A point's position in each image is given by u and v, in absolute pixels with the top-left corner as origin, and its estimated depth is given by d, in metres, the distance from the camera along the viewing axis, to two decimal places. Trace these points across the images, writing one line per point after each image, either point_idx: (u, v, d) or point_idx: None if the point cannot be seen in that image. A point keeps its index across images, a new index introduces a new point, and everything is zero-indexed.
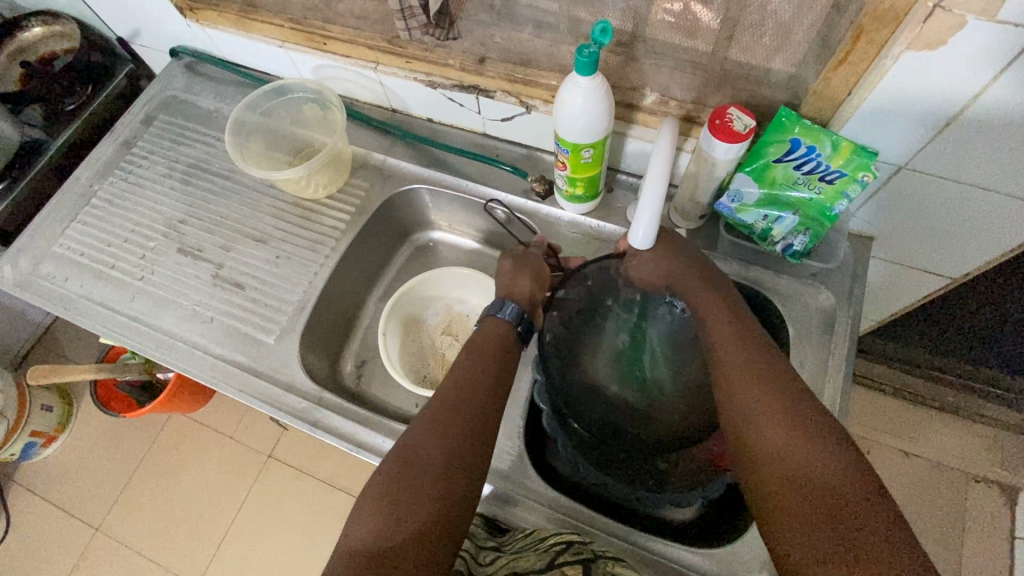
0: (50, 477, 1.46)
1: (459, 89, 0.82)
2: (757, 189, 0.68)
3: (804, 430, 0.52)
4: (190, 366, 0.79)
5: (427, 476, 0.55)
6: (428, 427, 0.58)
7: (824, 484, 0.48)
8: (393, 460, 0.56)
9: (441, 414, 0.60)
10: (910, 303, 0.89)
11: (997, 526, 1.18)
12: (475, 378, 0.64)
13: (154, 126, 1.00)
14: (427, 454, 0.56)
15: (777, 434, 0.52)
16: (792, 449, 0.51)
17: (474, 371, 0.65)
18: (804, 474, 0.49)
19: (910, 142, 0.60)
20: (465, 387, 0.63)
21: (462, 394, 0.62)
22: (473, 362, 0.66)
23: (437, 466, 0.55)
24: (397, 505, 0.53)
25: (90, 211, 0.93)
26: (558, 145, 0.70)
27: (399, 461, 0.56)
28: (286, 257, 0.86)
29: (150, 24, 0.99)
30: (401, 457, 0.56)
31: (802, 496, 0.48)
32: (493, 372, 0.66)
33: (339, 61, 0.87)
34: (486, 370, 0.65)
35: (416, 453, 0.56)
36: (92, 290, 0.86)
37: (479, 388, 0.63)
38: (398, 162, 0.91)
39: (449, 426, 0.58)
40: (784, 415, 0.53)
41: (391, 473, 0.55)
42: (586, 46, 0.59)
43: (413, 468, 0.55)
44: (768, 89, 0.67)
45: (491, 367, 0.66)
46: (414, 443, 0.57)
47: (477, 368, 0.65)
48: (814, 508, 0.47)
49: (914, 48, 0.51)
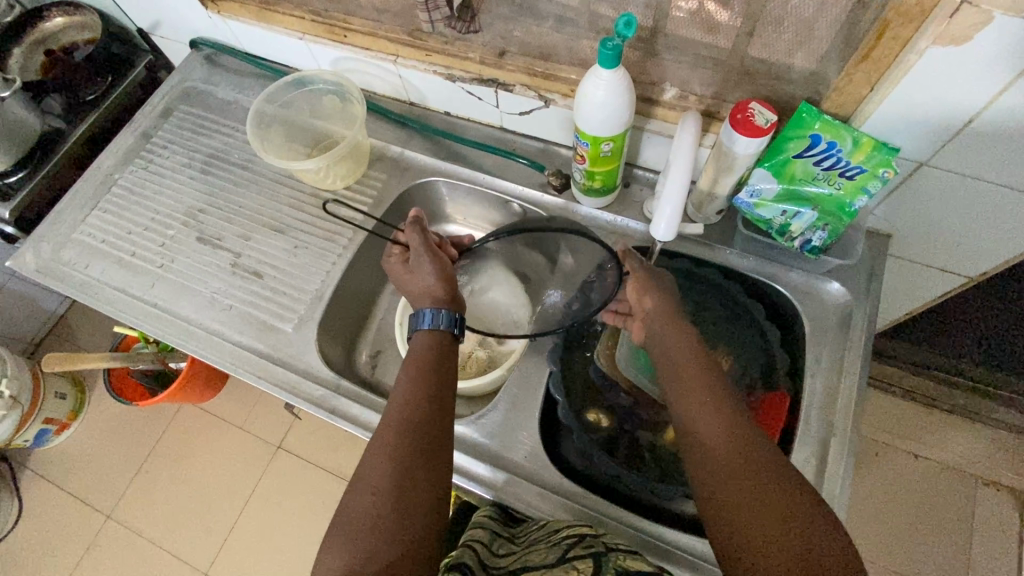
0: (63, 463, 1.48)
1: (478, 82, 0.83)
2: (776, 184, 0.68)
3: (760, 470, 0.53)
4: (210, 352, 0.80)
5: (389, 502, 0.54)
6: (387, 450, 0.57)
7: (781, 525, 0.49)
8: (355, 491, 0.56)
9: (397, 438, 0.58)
10: (925, 303, 0.89)
11: (1007, 530, 1.17)
12: (425, 389, 0.62)
13: (173, 117, 1.01)
14: (388, 480, 0.55)
15: (732, 475, 0.53)
16: (748, 489, 0.52)
17: (424, 381, 0.63)
18: (761, 513, 0.50)
19: (931, 139, 0.61)
20: (419, 400, 0.61)
21: (418, 410, 0.61)
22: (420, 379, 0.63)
23: (400, 490, 0.55)
24: (363, 536, 0.52)
25: (110, 200, 0.94)
26: (578, 138, 0.71)
27: (364, 492, 0.55)
28: (303, 247, 0.87)
29: (172, 16, 1.00)
30: (363, 495, 0.55)
31: (761, 534, 0.49)
32: (443, 380, 0.64)
33: (359, 54, 0.88)
34: (437, 379, 0.64)
35: (376, 481, 0.56)
36: (111, 276, 0.87)
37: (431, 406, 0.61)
38: (416, 155, 0.92)
39: (408, 447, 0.58)
40: (738, 454, 0.55)
41: (356, 504, 0.55)
42: (609, 39, 0.59)
43: (375, 503, 0.54)
44: (789, 85, 0.68)
45: (442, 376, 0.64)
46: (374, 471, 0.56)
47: (424, 377, 0.63)
48: (773, 548, 0.48)
49: (939, 44, 0.52)
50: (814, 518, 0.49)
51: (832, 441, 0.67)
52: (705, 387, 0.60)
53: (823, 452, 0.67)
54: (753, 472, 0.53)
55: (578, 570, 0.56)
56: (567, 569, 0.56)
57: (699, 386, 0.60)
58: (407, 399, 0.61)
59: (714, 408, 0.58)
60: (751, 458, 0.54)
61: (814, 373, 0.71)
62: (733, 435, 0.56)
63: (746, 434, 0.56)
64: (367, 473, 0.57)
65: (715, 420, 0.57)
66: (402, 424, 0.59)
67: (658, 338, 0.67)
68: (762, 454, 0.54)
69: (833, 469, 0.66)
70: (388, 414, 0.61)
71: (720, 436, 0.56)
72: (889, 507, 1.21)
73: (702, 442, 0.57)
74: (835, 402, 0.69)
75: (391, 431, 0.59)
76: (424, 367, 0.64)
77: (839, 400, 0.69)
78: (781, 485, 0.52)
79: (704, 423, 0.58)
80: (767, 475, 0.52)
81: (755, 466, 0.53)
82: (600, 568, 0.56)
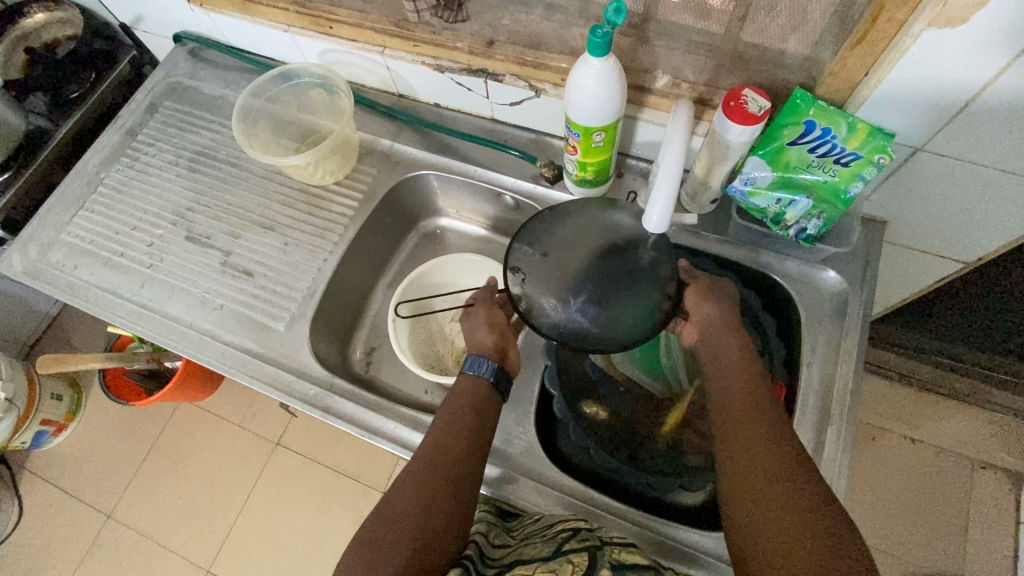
0: (61, 464, 1.48)
1: (468, 73, 0.81)
2: (770, 172, 0.67)
3: (776, 457, 0.54)
4: (201, 353, 0.79)
5: (413, 524, 0.57)
6: (423, 468, 0.62)
7: (793, 513, 0.49)
8: (386, 502, 0.60)
9: (429, 463, 0.62)
10: (920, 288, 0.89)
11: (1002, 511, 1.18)
12: (468, 417, 0.66)
13: (159, 113, 1.00)
14: (415, 502, 0.59)
15: (746, 432, 0.57)
16: (754, 440, 0.56)
17: (466, 411, 0.67)
18: (774, 501, 0.50)
19: (928, 122, 0.59)
20: (459, 426, 0.65)
21: (457, 435, 0.65)
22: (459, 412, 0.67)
23: (425, 509, 0.58)
24: (385, 549, 0.55)
25: (96, 200, 0.92)
26: (569, 129, 0.70)
27: (393, 507, 0.59)
28: (294, 244, 0.86)
29: (154, 9, 0.98)
30: (392, 510, 0.59)
31: (772, 520, 0.49)
32: (484, 411, 0.68)
33: (345, 46, 0.86)
34: (480, 410, 0.68)
35: (406, 495, 0.60)
36: (100, 278, 0.86)
37: (463, 437, 0.64)
38: (406, 148, 0.90)
39: (441, 469, 0.61)
40: (760, 446, 0.55)
41: (386, 511, 0.59)
42: (599, 27, 0.58)
43: (399, 520, 0.58)
44: (783, 70, 0.67)
45: (483, 409, 0.68)
46: (407, 485, 0.61)
47: (467, 407, 0.68)
48: (783, 533, 0.48)
49: (935, 26, 0.51)
50: (825, 510, 0.49)
51: (828, 430, 0.67)
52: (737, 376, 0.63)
53: (820, 441, 0.67)
54: (771, 464, 0.53)
55: (573, 563, 0.55)
56: (561, 562, 0.56)
57: (733, 390, 0.62)
58: (449, 424, 0.66)
59: (744, 409, 0.59)
60: (772, 450, 0.54)
61: (810, 362, 0.71)
62: (755, 432, 0.57)
63: (769, 429, 0.57)
64: (401, 485, 0.61)
65: (744, 419, 0.58)
66: (440, 447, 0.64)
67: (708, 344, 0.68)
68: (783, 451, 0.54)
69: (830, 458, 0.66)
70: (427, 440, 0.65)
71: (747, 432, 0.57)
72: (886, 491, 1.22)
73: (728, 437, 0.58)
74: (831, 391, 0.69)
75: (425, 455, 0.63)
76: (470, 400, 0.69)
77: (835, 388, 0.69)
78: (796, 477, 0.52)
79: (729, 407, 0.61)
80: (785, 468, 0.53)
81: (773, 457, 0.54)
82: (595, 563, 0.56)
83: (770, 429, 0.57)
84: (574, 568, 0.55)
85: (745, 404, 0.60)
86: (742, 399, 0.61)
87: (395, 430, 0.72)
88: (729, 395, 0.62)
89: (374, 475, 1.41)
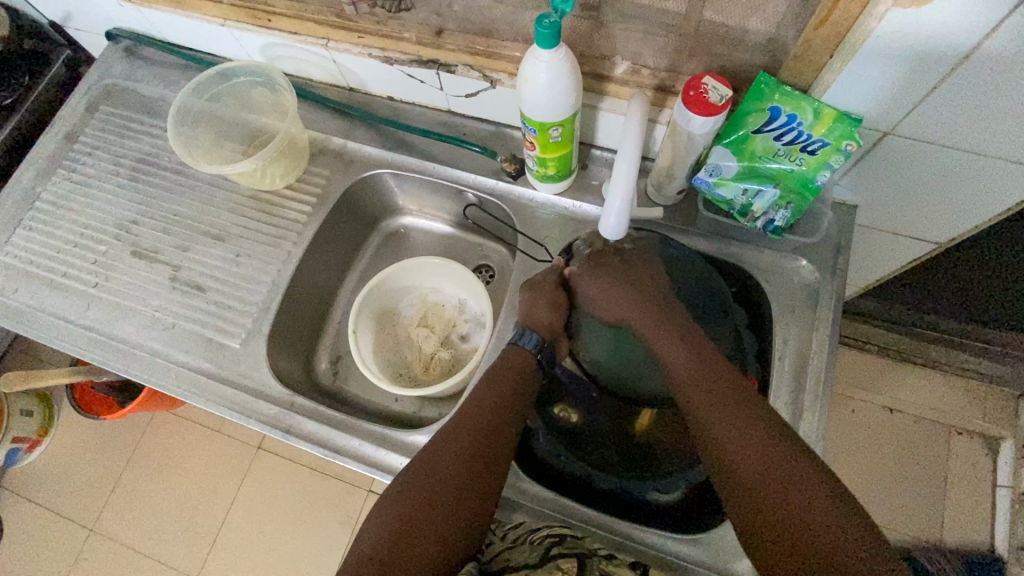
0: (36, 481, 1.44)
1: (418, 64, 0.76)
2: (736, 162, 0.65)
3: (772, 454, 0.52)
4: (154, 375, 0.75)
5: (450, 489, 0.57)
6: (447, 456, 0.59)
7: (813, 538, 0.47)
8: (421, 468, 0.59)
9: (467, 429, 0.61)
10: (894, 269, 0.87)
11: (980, 476, 1.20)
12: (501, 407, 0.63)
13: (96, 118, 0.93)
14: (453, 466, 0.58)
15: (735, 431, 0.54)
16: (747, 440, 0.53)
17: (502, 400, 0.63)
18: (790, 521, 0.48)
19: (896, 107, 0.57)
20: (491, 416, 0.62)
21: (488, 426, 0.61)
22: (497, 386, 0.65)
23: (448, 505, 0.56)
24: (420, 508, 0.56)
25: (34, 216, 0.87)
26: (525, 125, 0.66)
27: (428, 468, 0.59)
28: (247, 254, 0.81)
29: (78, 4, 0.90)
30: (428, 471, 0.58)
31: (788, 535, 0.48)
32: (519, 401, 0.64)
33: (287, 39, 0.80)
34: (517, 398, 0.64)
35: (427, 483, 0.57)
36: (44, 300, 0.81)
37: (500, 408, 0.63)
38: (359, 146, 0.86)
39: (467, 461, 0.59)
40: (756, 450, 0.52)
41: (406, 496, 0.56)
42: (546, 16, 0.54)
43: (437, 482, 0.57)
44: (745, 53, 0.63)
45: (521, 399, 0.64)
46: (431, 474, 0.58)
47: (504, 395, 0.64)
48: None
49: (900, 6, 0.47)
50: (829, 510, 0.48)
51: (801, 424, 0.66)
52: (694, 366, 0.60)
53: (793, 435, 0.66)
54: (789, 480, 0.50)
55: (562, 570, 0.56)
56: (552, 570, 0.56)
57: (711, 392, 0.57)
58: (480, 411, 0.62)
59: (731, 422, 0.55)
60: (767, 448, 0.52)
61: (782, 355, 0.69)
62: (767, 454, 0.52)
63: (783, 450, 0.52)
64: (424, 469, 0.58)
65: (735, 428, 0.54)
66: (470, 436, 0.60)
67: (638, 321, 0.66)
68: (798, 466, 0.50)
69: None
70: (465, 408, 0.63)
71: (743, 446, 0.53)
72: (868, 463, 1.23)
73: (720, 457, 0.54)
74: (804, 384, 0.67)
75: (463, 422, 0.62)
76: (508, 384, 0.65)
77: (808, 379, 0.67)
78: (810, 487, 0.49)
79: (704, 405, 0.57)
80: (799, 485, 0.49)
81: (784, 470, 0.50)
82: (585, 570, 0.57)
83: (773, 441, 0.52)
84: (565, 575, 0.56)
85: (735, 416, 0.55)
86: (728, 404, 0.56)
87: (361, 448, 0.70)
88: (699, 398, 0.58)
89: (356, 473, 1.39)
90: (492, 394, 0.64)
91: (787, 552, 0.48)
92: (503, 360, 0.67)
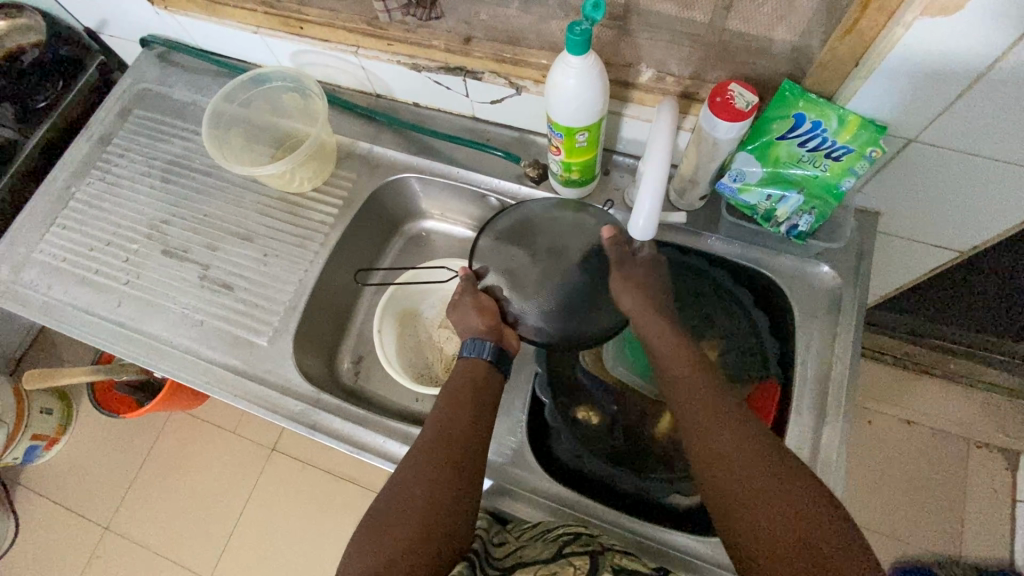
0: (53, 479, 1.45)
1: (445, 71, 0.78)
2: (760, 167, 0.66)
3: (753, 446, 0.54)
4: (182, 371, 0.77)
5: (419, 503, 0.57)
6: (412, 482, 0.58)
7: (796, 515, 0.48)
8: (389, 494, 0.59)
9: (430, 447, 0.61)
10: (917, 277, 0.87)
11: (999, 490, 1.18)
12: (461, 426, 0.63)
13: (129, 121, 0.96)
14: (419, 484, 0.58)
15: (719, 422, 0.57)
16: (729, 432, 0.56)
17: (461, 418, 0.63)
18: (770, 507, 0.49)
19: (919, 115, 0.58)
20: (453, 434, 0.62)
21: (449, 444, 0.61)
22: (455, 402, 0.65)
23: (417, 520, 0.55)
24: (392, 529, 0.55)
25: (68, 215, 0.89)
26: (551, 129, 0.67)
27: (396, 493, 0.58)
28: (274, 255, 0.83)
29: (114, 11, 0.93)
30: (397, 495, 0.58)
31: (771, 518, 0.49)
32: (477, 417, 0.64)
33: (317, 46, 0.83)
34: (474, 410, 0.65)
35: (396, 506, 0.57)
36: (76, 296, 0.83)
37: (460, 421, 0.63)
38: (385, 150, 0.88)
39: (431, 475, 0.58)
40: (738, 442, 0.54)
41: (375, 540, 0.55)
42: (577, 24, 0.55)
43: (405, 502, 0.57)
44: (771, 61, 0.64)
45: (479, 415, 0.64)
46: (399, 496, 0.58)
47: (461, 412, 0.64)
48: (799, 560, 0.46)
49: (928, 15, 0.48)
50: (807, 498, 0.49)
51: (825, 428, 0.66)
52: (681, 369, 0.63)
53: (817, 439, 0.66)
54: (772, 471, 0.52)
55: (574, 566, 0.55)
56: (563, 565, 0.55)
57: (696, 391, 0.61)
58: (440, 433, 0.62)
59: (712, 413, 0.58)
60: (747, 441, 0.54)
61: (805, 360, 0.69)
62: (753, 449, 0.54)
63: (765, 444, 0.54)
64: (395, 495, 0.58)
65: (720, 424, 0.56)
66: (433, 460, 0.59)
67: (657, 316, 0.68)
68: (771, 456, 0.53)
69: (827, 456, 0.64)
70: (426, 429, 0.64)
71: (725, 436, 0.55)
72: (885, 473, 1.22)
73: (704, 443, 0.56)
74: (827, 388, 0.67)
75: (423, 441, 0.62)
76: (468, 404, 0.65)
77: (831, 384, 0.67)
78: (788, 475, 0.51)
79: (687, 402, 0.60)
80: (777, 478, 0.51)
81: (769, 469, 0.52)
82: (597, 565, 0.56)
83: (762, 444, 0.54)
84: (576, 570, 0.54)
85: (717, 410, 0.58)
86: (708, 403, 0.59)
87: (385, 445, 0.71)
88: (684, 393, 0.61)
89: (369, 477, 1.39)
90: (449, 411, 0.64)
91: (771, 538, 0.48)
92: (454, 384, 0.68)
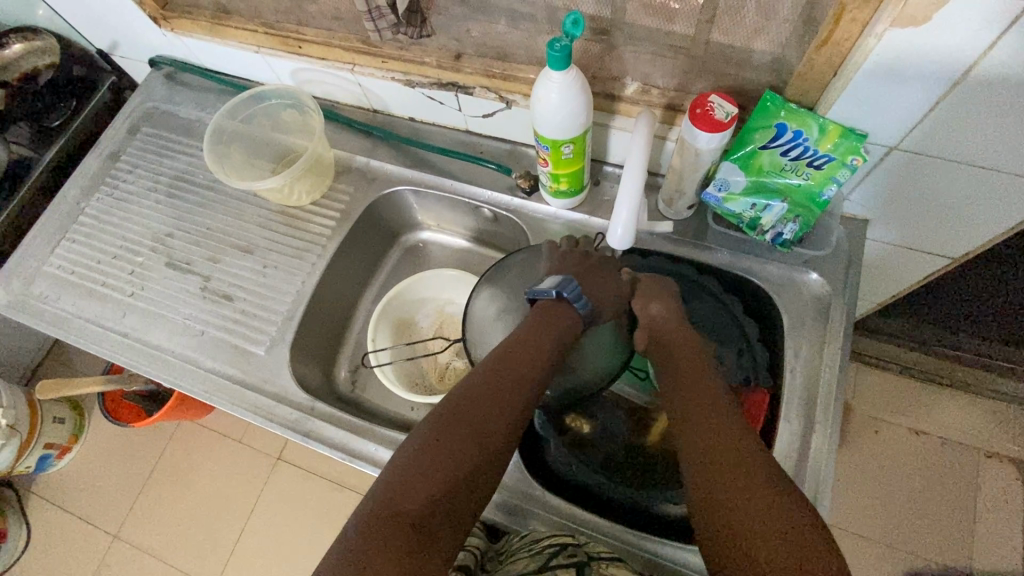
0: (65, 487, 1.48)
1: (438, 87, 0.80)
2: (743, 177, 0.67)
3: (733, 442, 0.54)
4: (182, 380, 0.79)
5: (488, 416, 0.55)
6: (483, 393, 0.57)
7: (767, 510, 0.47)
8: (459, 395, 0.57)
9: (505, 363, 0.60)
10: (913, 285, 0.87)
11: (1011, 501, 1.16)
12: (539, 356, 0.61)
13: (138, 139, 0.99)
14: (491, 398, 0.57)
15: (707, 422, 0.56)
16: (714, 427, 0.56)
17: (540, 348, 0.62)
18: (741, 497, 0.49)
19: (899, 123, 0.58)
20: (517, 379, 0.59)
21: (508, 385, 0.58)
22: (539, 328, 0.64)
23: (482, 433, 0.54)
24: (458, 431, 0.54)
25: (78, 229, 0.93)
26: (537, 142, 0.69)
27: (466, 396, 0.57)
28: (273, 267, 0.85)
29: (125, 34, 0.97)
30: (466, 398, 0.56)
31: (743, 510, 0.48)
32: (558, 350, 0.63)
33: (315, 64, 0.85)
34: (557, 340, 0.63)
35: (466, 414, 0.55)
36: (83, 308, 0.86)
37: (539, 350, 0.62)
38: (382, 164, 0.90)
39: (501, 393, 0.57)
40: (720, 439, 0.54)
41: (430, 454, 0.52)
42: (557, 40, 0.57)
43: (474, 407, 0.56)
44: (752, 72, 0.65)
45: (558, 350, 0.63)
46: (470, 400, 0.56)
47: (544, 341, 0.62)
48: (770, 553, 0.45)
49: (898, 26, 0.49)
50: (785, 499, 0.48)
51: (813, 435, 0.65)
52: (685, 370, 0.63)
53: (806, 447, 0.65)
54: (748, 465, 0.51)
55: None
56: None
57: (690, 392, 0.61)
58: (503, 374, 0.59)
59: (703, 412, 0.58)
60: (730, 440, 0.54)
61: (794, 367, 0.69)
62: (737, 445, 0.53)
63: (747, 442, 0.53)
64: (465, 399, 0.56)
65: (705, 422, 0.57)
66: (505, 378, 0.58)
67: (654, 339, 0.67)
68: (753, 452, 0.52)
69: (815, 464, 0.64)
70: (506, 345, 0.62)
71: (707, 434, 0.55)
72: (892, 484, 1.20)
73: (688, 442, 0.56)
74: (816, 396, 0.67)
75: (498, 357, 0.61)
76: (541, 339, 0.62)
77: (820, 391, 0.67)
78: (762, 474, 0.50)
79: (683, 403, 0.60)
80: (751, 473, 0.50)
81: (745, 464, 0.51)
82: None
83: (744, 443, 0.53)
84: None
85: (710, 406, 0.58)
86: (699, 404, 0.59)
87: (378, 453, 0.72)
88: (680, 395, 0.61)
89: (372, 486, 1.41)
90: (532, 335, 0.63)
91: (737, 530, 0.47)
92: (542, 312, 0.65)
